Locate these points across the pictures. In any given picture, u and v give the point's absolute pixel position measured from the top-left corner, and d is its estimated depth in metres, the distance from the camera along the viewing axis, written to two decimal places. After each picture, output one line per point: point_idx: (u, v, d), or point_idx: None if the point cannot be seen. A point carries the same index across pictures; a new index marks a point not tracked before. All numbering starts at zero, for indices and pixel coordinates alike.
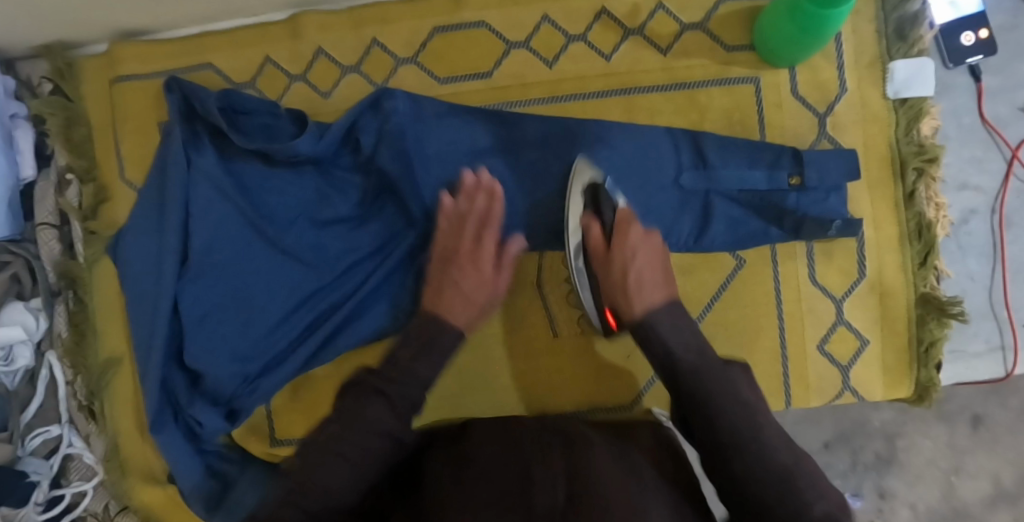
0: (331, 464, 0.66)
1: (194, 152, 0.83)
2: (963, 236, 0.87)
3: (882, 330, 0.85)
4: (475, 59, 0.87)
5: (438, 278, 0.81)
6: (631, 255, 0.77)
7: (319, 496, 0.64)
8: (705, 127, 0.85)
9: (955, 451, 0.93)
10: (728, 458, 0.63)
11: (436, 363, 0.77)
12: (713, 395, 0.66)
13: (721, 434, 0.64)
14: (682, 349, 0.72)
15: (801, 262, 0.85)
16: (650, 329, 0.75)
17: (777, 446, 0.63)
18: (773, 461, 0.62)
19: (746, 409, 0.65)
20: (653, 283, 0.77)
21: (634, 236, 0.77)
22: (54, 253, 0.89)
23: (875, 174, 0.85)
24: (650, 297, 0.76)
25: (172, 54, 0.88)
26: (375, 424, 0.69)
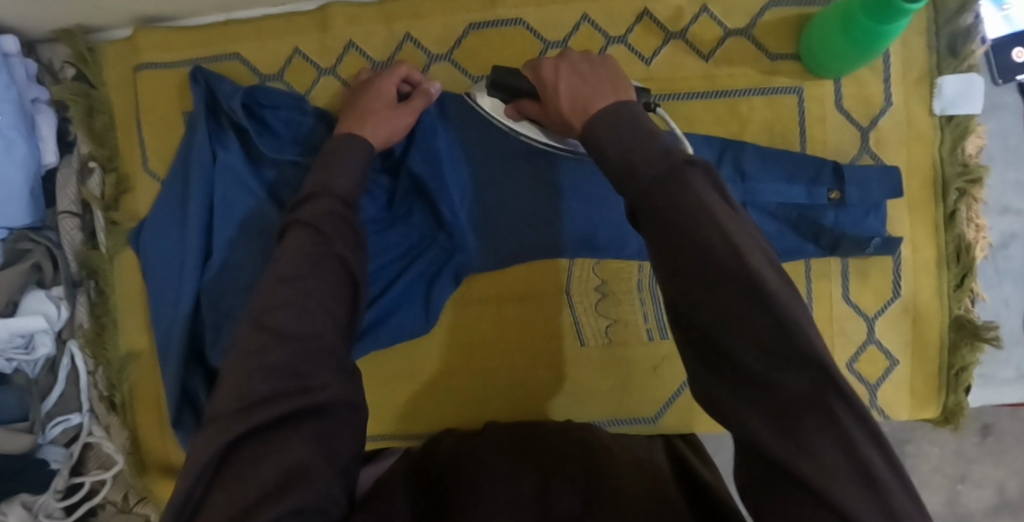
0: (272, 349, 0.57)
1: (219, 146, 0.82)
2: (1002, 259, 0.86)
3: (912, 352, 0.84)
4: (510, 59, 0.84)
5: (361, 98, 0.79)
6: (555, 90, 0.59)
7: (277, 348, 0.57)
8: (744, 138, 0.83)
9: (961, 458, 0.93)
10: (673, 254, 0.46)
11: (353, 176, 0.71)
12: (641, 166, 0.49)
13: (659, 230, 0.47)
14: (623, 146, 0.51)
15: (834, 280, 0.84)
16: (600, 132, 0.52)
17: (721, 231, 0.45)
18: (715, 256, 0.45)
19: (692, 203, 0.46)
20: (597, 92, 0.56)
21: (548, 73, 0.60)
22: (76, 242, 0.88)
23: (916, 194, 0.83)
24: (599, 103, 0.55)
25: (197, 42, 0.85)
26: (300, 250, 0.63)
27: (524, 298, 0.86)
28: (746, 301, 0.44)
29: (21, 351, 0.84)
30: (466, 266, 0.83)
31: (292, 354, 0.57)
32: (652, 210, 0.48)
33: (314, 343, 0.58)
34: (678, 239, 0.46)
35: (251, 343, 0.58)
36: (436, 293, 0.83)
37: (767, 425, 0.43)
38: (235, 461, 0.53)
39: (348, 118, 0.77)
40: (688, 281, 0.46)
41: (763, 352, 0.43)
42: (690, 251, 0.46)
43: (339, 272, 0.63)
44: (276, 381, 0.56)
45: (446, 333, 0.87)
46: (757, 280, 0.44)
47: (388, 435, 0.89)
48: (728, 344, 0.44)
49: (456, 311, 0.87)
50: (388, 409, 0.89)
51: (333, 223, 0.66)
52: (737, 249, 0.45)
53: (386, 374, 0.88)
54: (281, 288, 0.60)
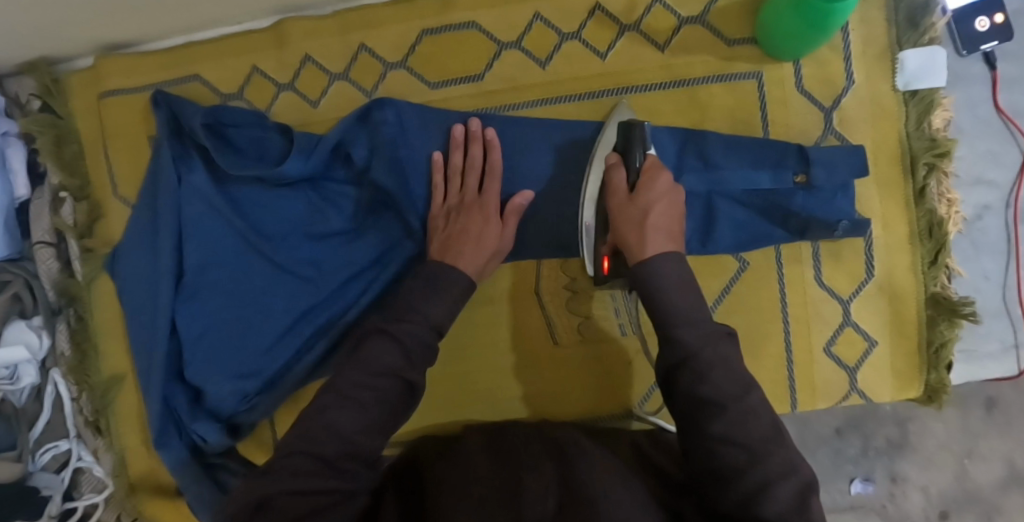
0: (329, 443, 0.65)
1: (184, 168, 0.83)
2: (977, 232, 0.84)
3: (891, 332, 0.83)
4: (465, 63, 0.84)
5: (462, 215, 0.78)
6: (648, 211, 0.69)
7: (331, 441, 0.65)
8: (706, 127, 0.83)
9: (967, 434, 0.92)
10: (711, 419, 0.62)
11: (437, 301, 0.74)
12: (692, 313, 0.65)
13: (698, 400, 0.62)
14: (677, 293, 0.66)
15: (806, 264, 0.83)
16: (653, 273, 0.67)
17: (760, 415, 0.62)
18: (755, 433, 0.61)
19: (742, 378, 0.63)
20: (662, 229, 0.69)
21: (659, 187, 0.70)
22: (53, 271, 0.88)
23: (884, 170, 0.82)
24: (661, 244, 0.68)
25: (158, 65, 0.86)
26: (376, 362, 0.69)
27: (496, 298, 0.86)
28: (781, 480, 0.59)
29: (7, 381, 0.86)
30: None
31: (338, 451, 0.65)
32: (693, 380, 0.63)
33: (358, 446, 0.66)
34: (727, 408, 0.62)
35: (307, 433, 0.65)
36: None
37: None
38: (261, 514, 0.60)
39: (448, 248, 0.77)
40: (722, 445, 0.61)
41: (782, 514, 0.57)
42: (728, 430, 0.61)
43: (402, 391, 0.70)
44: (318, 461, 0.64)
45: None
46: (775, 464, 0.60)
47: None
48: (759, 506, 0.58)
49: None
50: None
51: (407, 332, 0.72)
52: (775, 434, 0.62)
53: None
54: (346, 386, 0.68)
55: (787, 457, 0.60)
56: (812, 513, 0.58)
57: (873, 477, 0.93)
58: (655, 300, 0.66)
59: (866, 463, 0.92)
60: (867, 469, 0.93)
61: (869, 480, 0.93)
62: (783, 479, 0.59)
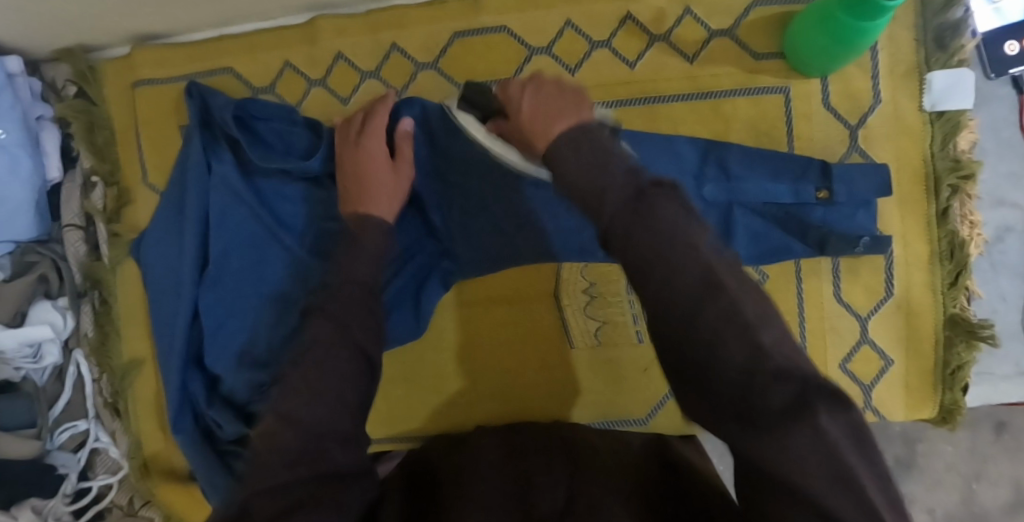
0: (283, 434, 0.52)
1: (213, 158, 0.84)
2: (997, 254, 0.85)
3: (907, 351, 0.83)
4: (494, 66, 0.85)
5: (356, 156, 0.79)
6: (521, 104, 0.69)
7: (289, 435, 0.52)
8: (729, 138, 0.83)
9: (976, 457, 0.91)
10: (643, 281, 0.49)
11: (371, 259, 0.70)
12: (600, 188, 0.53)
13: (629, 255, 0.49)
14: (581, 175, 0.55)
15: (825, 279, 0.83)
16: (556, 155, 0.58)
17: (693, 255, 0.47)
18: (687, 281, 0.47)
19: (665, 225, 0.49)
20: (551, 110, 0.65)
21: (512, 92, 0.71)
22: (80, 253, 0.90)
23: (906, 189, 0.82)
24: (557, 126, 0.62)
25: (192, 57, 0.87)
26: (318, 339, 0.59)
27: (514, 301, 0.87)
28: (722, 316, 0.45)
29: (30, 359, 0.87)
30: (452, 271, 0.85)
31: (301, 441, 0.53)
32: (624, 240, 0.50)
33: (326, 433, 0.54)
34: (653, 266, 0.48)
35: (267, 434, 0.53)
36: (425, 299, 0.85)
37: (757, 437, 0.42)
38: None
39: (354, 190, 0.78)
40: (666, 309, 0.47)
41: (742, 366, 0.44)
42: (660, 282, 0.48)
43: (353, 355, 0.60)
44: (293, 457, 0.51)
45: (439, 337, 0.89)
46: (725, 313, 0.45)
47: (386, 437, 0.91)
48: (713, 357, 0.45)
49: (449, 316, 0.89)
50: (387, 413, 0.90)
51: (351, 306, 0.64)
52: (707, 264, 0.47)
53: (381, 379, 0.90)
54: (297, 373, 0.57)
55: (759, 310, 0.46)
56: (770, 356, 0.43)
57: None
58: (565, 180, 0.56)
59: None
60: None
61: None
62: (732, 322, 0.45)
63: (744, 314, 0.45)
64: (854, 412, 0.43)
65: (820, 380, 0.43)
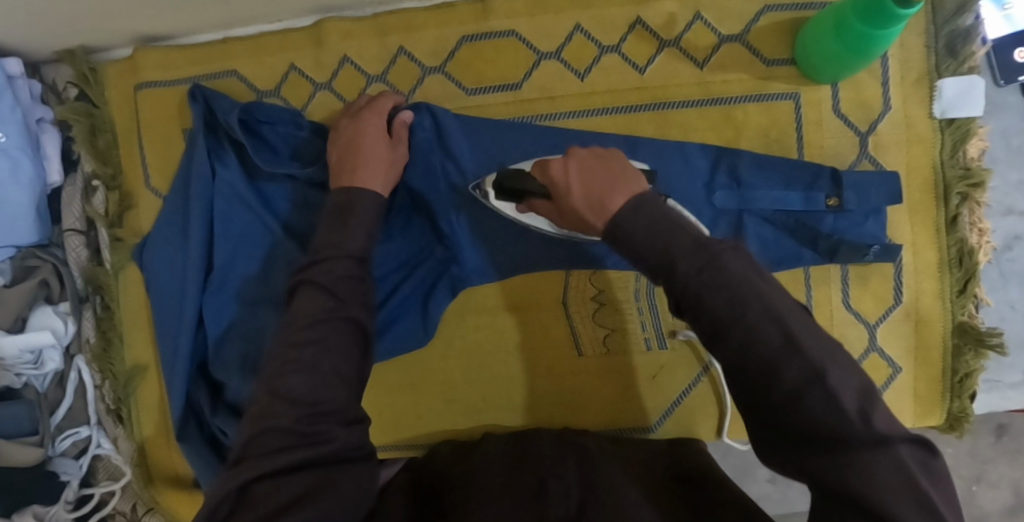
0: (283, 411, 0.59)
1: (217, 163, 0.83)
2: (1005, 262, 0.84)
3: (914, 358, 0.83)
4: (504, 70, 0.84)
5: (350, 132, 0.79)
6: (568, 190, 0.60)
7: (287, 410, 0.59)
8: (739, 145, 0.82)
9: (976, 460, 0.91)
10: (722, 337, 0.48)
11: (357, 229, 0.71)
12: (673, 253, 0.50)
13: (703, 317, 0.48)
14: (644, 239, 0.52)
15: (834, 287, 0.83)
16: (620, 227, 0.54)
17: (771, 316, 0.47)
18: (769, 339, 0.47)
19: (738, 293, 0.48)
20: (610, 186, 0.57)
21: (559, 171, 0.61)
22: (82, 259, 0.89)
23: (917, 198, 0.82)
24: (614, 201, 0.55)
25: (195, 59, 0.86)
26: (312, 314, 0.64)
27: (524, 309, 0.86)
28: (801, 370, 0.46)
29: (30, 365, 0.87)
30: (460, 278, 0.84)
31: (299, 416, 0.59)
32: (694, 301, 0.49)
33: (320, 406, 0.59)
34: (706, 298, 0.48)
35: (263, 409, 0.59)
36: (432, 305, 0.84)
37: (842, 477, 0.44)
38: (246, 504, 0.55)
39: (346, 169, 0.76)
40: (748, 362, 0.47)
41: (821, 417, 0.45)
42: (743, 341, 0.47)
43: (344, 328, 0.64)
44: (287, 433, 0.58)
45: (446, 345, 0.88)
46: (805, 364, 0.46)
47: (392, 444, 0.90)
48: (798, 403, 0.46)
49: (457, 324, 0.88)
50: (392, 420, 0.90)
51: (347, 286, 0.67)
52: (782, 321, 0.47)
53: (387, 386, 0.89)
54: (292, 350, 0.62)
55: (828, 351, 0.47)
56: (842, 395, 0.45)
57: None
58: (631, 238, 0.53)
59: None
60: None
61: None
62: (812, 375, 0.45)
63: (820, 362, 0.46)
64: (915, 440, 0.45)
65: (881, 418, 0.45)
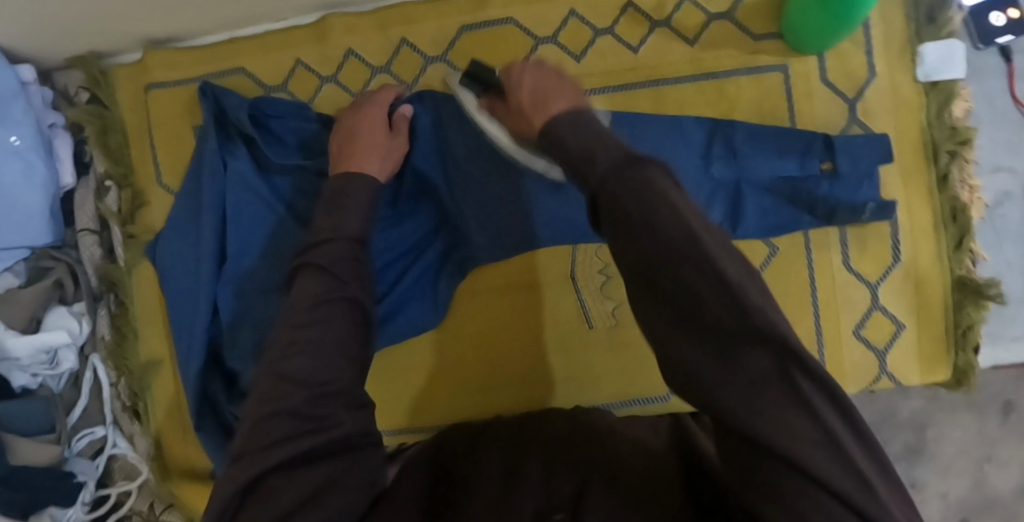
0: (288, 394, 0.58)
1: (228, 156, 0.85)
2: (999, 219, 0.87)
3: (917, 315, 0.85)
4: (503, 56, 0.87)
5: (353, 122, 0.81)
6: (519, 83, 0.68)
7: (291, 393, 0.58)
8: (734, 118, 0.85)
9: (986, 441, 0.90)
10: (635, 242, 0.47)
11: (358, 216, 0.72)
12: (593, 152, 0.52)
13: (620, 224, 0.48)
14: (575, 138, 0.54)
15: (834, 250, 0.85)
16: (553, 132, 0.56)
17: (686, 232, 0.46)
18: (675, 244, 0.46)
19: (653, 199, 0.47)
20: (554, 93, 0.65)
21: (517, 71, 0.69)
22: (96, 257, 0.91)
23: (908, 160, 0.85)
24: (555, 104, 0.63)
25: (204, 59, 0.89)
26: (316, 294, 0.64)
27: (534, 287, 0.88)
28: (708, 284, 0.45)
29: (46, 366, 0.87)
30: (469, 259, 0.86)
31: (306, 399, 0.58)
32: (612, 203, 0.49)
33: (325, 388, 0.59)
34: (636, 230, 0.47)
35: (268, 393, 0.58)
36: (443, 285, 0.86)
37: (734, 398, 0.43)
38: (255, 498, 0.54)
39: (344, 154, 0.78)
40: (656, 269, 0.46)
41: (719, 327, 0.44)
42: (655, 252, 0.46)
43: (345, 309, 0.64)
44: (295, 422, 0.57)
45: (457, 326, 0.89)
46: (711, 280, 0.45)
47: (407, 429, 0.90)
48: (695, 312, 0.45)
49: (466, 305, 0.89)
50: (406, 405, 0.90)
51: (348, 268, 0.67)
52: (692, 235, 0.46)
53: (400, 369, 0.90)
54: (295, 333, 0.61)
55: (743, 278, 0.46)
56: (755, 312, 0.43)
57: None
58: (555, 137, 0.56)
59: None
60: None
61: None
62: (712, 286, 0.44)
63: (726, 280, 0.44)
64: (833, 381, 0.43)
65: (790, 339, 0.43)
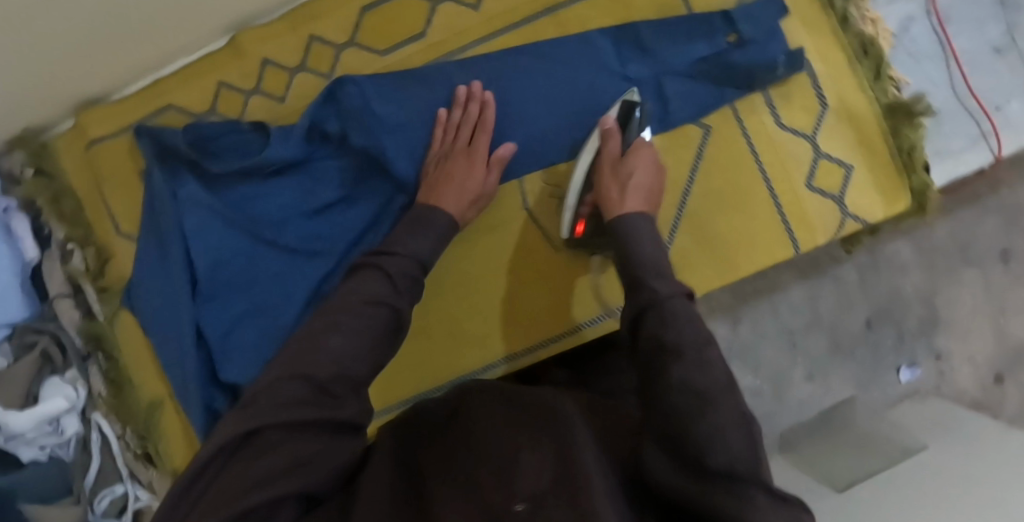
0: (322, 363, 0.61)
1: (177, 184, 0.87)
2: (909, 43, 0.90)
3: (862, 152, 0.87)
4: (406, 26, 0.89)
5: (450, 167, 0.83)
6: (630, 173, 0.79)
7: (325, 364, 0.61)
8: (635, 19, 0.88)
9: (997, 291, 1.16)
10: (669, 364, 0.59)
11: (427, 237, 0.77)
12: (659, 266, 0.68)
13: (665, 338, 0.61)
14: (649, 246, 0.71)
15: (764, 113, 0.88)
16: (630, 227, 0.74)
17: (712, 368, 0.59)
18: (705, 381, 0.58)
19: (697, 334, 0.61)
20: (642, 191, 0.78)
21: (643, 159, 0.80)
22: (75, 320, 0.92)
23: (808, 12, 0.88)
24: (632, 205, 0.76)
25: (135, 105, 0.92)
26: (369, 293, 0.68)
27: (505, 232, 0.90)
28: (724, 422, 0.56)
29: (52, 435, 0.88)
30: None
31: (330, 372, 0.61)
32: (658, 322, 0.62)
33: (346, 369, 0.62)
34: (679, 358, 0.59)
35: (301, 361, 0.61)
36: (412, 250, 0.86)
37: (723, 501, 0.52)
38: (254, 446, 0.56)
39: (432, 188, 0.82)
40: (682, 391, 0.57)
41: (726, 465, 0.54)
42: (694, 375, 0.58)
43: (385, 319, 0.68)
44: (306, 396, 0.59)
45: (437, 284, 0.90)
46: (728, 412, 0.56)
47: (410, 393, 0.91)
48: (706, 460, 0.54)
49: (441, 261, 0.90)
50: (407, 372, 0.91)
51: (406, 284, 0.72)
52: (726, 388, 0.58)
53: None
54: (339, 316, 0.65)
55: (746, 424, 0.56)
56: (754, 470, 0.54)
57: (917, 361, 1.16)
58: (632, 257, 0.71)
59: (907, 348, 1.16)
60: (912, 354, 1.16)
61: (915, 366, 1.16)
62: (735, 423, 0.56)
63: (745, 423, 0.56)
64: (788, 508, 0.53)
65: (762, 477, 0.54)
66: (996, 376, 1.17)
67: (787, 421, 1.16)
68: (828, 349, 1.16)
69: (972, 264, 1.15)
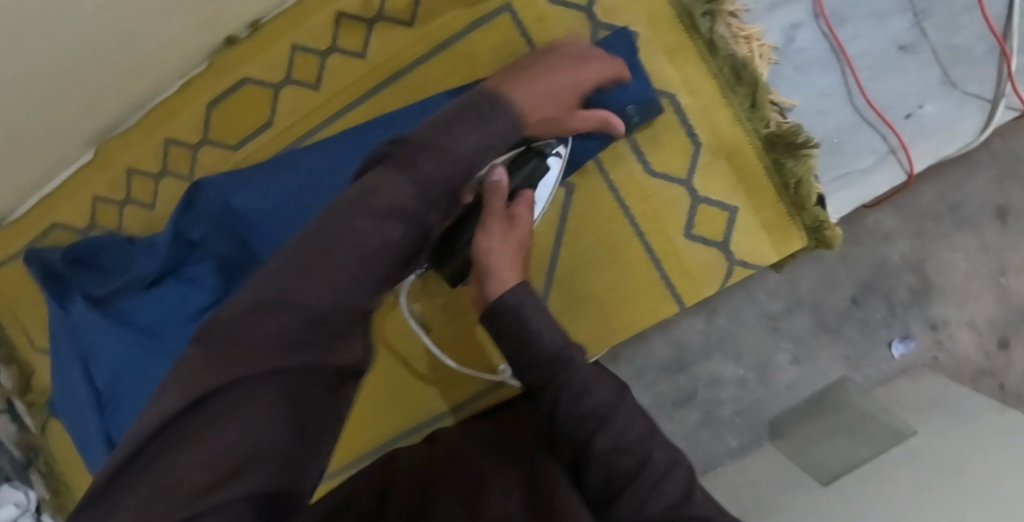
0: (287, 308, 0.39)
1: (69, 303, 0.85)
2: (795, 55, 0.80)
3: (745, 191, 0.79)
4: (250, 118, 0.87)
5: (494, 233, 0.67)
6: (492, 240, 0.67)
7: (297, 313, 0.39)
8: (479, 76, 0.82)
9: (993, 252, 0.95)
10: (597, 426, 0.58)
11: None
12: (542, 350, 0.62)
13: (581, 403, 0.59)
14: (537, 319, 0.63)
15: (631, 161, 0.80)
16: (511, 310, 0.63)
17: (632, 416, 0.59)
18: (632, 434, 0.58)
19: (613, 392, 0.60)
20: (503, 264, 0.66)
21: (521, 217, 0.69)
22: (12, 431, 0.98)
23: (668, 39, 0.78)
24: (502, 278, 0.66)
25: (25, 228, 0.95)
26: (383, 206, 0.43)
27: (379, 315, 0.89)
28: (663, 463, 0.57)
29: None
30: None
31: (275, 332, 0.38)
32: (576, 391, 0.60)
33: (320, 311, 0.39)
34: (608, 422, 0.58)
35: (243, 316, 0.38)
36: None
37: None
38: (177, 436, 0.36)
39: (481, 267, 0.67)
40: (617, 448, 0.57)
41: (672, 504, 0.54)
42: (620, 428, 0.58)
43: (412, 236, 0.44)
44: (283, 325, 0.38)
45: None
46: (662, 457, 0.57)
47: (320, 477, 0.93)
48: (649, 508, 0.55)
49: None
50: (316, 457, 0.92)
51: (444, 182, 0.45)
52: (650, 432, 0.59)
53: None
54: (318, 242, 0.41)
55: (679, 460, 0.58)
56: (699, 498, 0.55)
57: (910, 333, 0.97)
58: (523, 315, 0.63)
59: (898, 321, 0.96)
60: (904, 327, 0.97)
61: (908, 338, 0.97)
62: (669, 471, 0.56)
63: (680, 464, 0.57)
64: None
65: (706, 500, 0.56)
66: (1001, 340, 0.95)
67: (777, 407, 0.99)
68: (813, 329, 0.98)
69: (963, 227, 0.94)
